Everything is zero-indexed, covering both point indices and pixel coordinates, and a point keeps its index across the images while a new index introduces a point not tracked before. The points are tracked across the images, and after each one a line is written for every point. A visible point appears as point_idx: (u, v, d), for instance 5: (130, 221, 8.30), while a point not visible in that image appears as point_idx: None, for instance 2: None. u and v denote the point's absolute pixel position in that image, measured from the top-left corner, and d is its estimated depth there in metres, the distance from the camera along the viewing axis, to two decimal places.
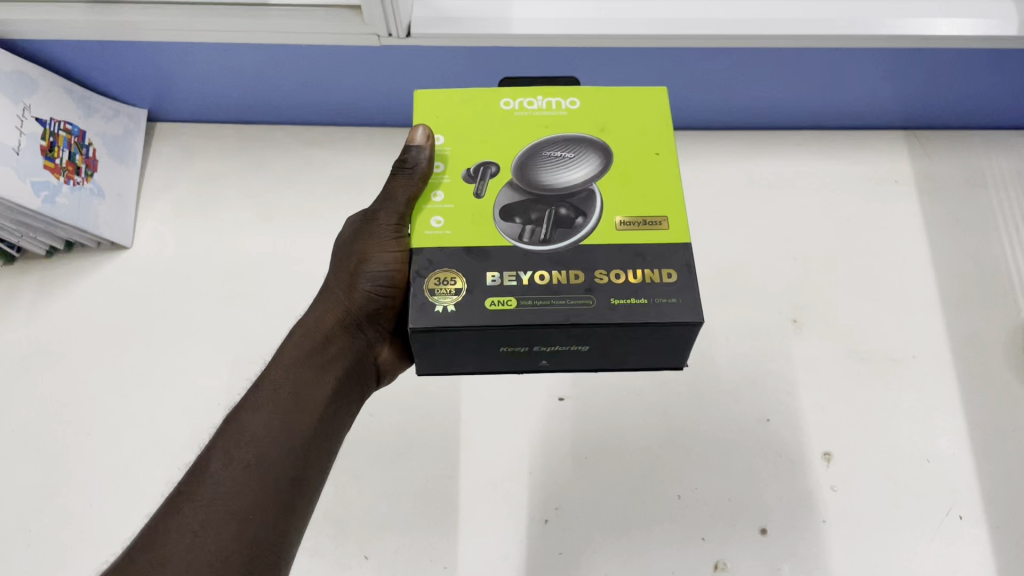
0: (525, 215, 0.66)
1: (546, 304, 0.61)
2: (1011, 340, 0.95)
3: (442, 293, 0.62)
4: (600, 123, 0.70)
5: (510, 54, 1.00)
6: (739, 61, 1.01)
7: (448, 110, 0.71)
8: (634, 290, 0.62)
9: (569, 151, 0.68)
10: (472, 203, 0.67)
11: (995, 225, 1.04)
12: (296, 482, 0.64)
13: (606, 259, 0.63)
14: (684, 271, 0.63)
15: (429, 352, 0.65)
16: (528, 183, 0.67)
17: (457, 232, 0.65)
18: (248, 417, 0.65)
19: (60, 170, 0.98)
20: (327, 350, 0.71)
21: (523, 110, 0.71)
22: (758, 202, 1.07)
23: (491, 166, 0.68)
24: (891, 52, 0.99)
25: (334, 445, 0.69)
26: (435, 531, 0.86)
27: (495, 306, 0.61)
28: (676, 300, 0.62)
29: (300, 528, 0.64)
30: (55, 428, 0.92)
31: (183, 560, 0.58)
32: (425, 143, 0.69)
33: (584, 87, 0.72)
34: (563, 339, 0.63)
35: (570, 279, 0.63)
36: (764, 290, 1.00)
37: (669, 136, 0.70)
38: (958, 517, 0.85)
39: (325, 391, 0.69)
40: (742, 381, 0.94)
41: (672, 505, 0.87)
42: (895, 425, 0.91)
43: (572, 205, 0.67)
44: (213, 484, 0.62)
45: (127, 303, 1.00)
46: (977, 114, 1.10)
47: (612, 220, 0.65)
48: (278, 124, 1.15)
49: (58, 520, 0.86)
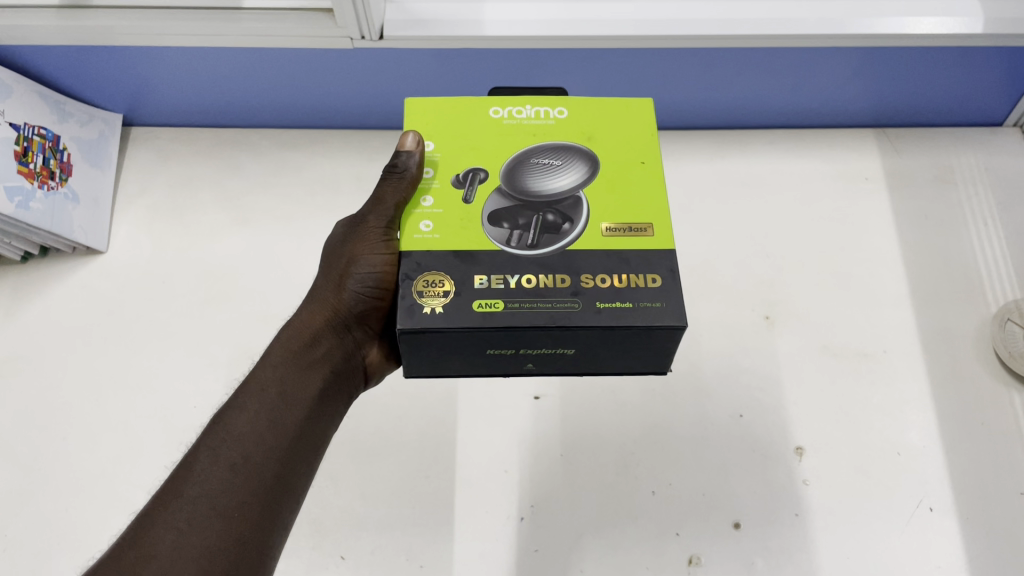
0: (513, 220, 0.66)
1: (533, 307, 0.62)
2: (979, 334, 0.96)
3: (430, 295, 0.62)
4: (587, 132, 0.71)
5: (482, 56, 1.00)
6: (711, 61, 1.01)
7: (437, 116, 0.72)
8: (620, 294, 0.63)
9: (557, 158, 0.69)
10: (460, 207, 0.67)
11: (964, 220, 1.05)
12: (282, 480, 0.64)
13: (592, 265, 0.64)
14: (668, 276, 0.64)
15: (419, 354, 0.65)
16: (517, 189, 0.67)
17: (444, 236, 0.65)
18: (235, 417, 0.65)
19: (34, 175, 0.98)
20: (314, 350, 0.71)
21: (512, 118, 0.72)
22: (731, 201, 1.07)
23: (480, 172, 0.68)
24: (860, 52, 1.00)
25: (321, 444, 0.69)
26: (412, 529, 0.86)
27: (483, 309, 0.62)
28: (661, 304, 0.62)
29: (286, 525, 0.65)
30: (30, 434, 0.92)
31: (169, 556, 0.58)
32: (415, 148, 0.69)
33: (572, 96, 0.73)
34: (549, 342, 0.63)
35: (556, 283, 0.63)
36: (736, 288, 1.01)
37: (656, 146, 0.70)
38: (928, 509, 0.86)
39: (312, 391, 0.69)
40: (716, 378, 0.95)
41: (647, 501, 0.87)
42: (867, 420, 0.91)
43: (559, 211, 0.67)
44: (199, 482, 0.62)
45: (102, 307, 1.00)
46: (945, 113, 1.11)
47: (598, 226, 0.66)
48: (253, 127, 1.15)
49: (34, 526, 0.87)
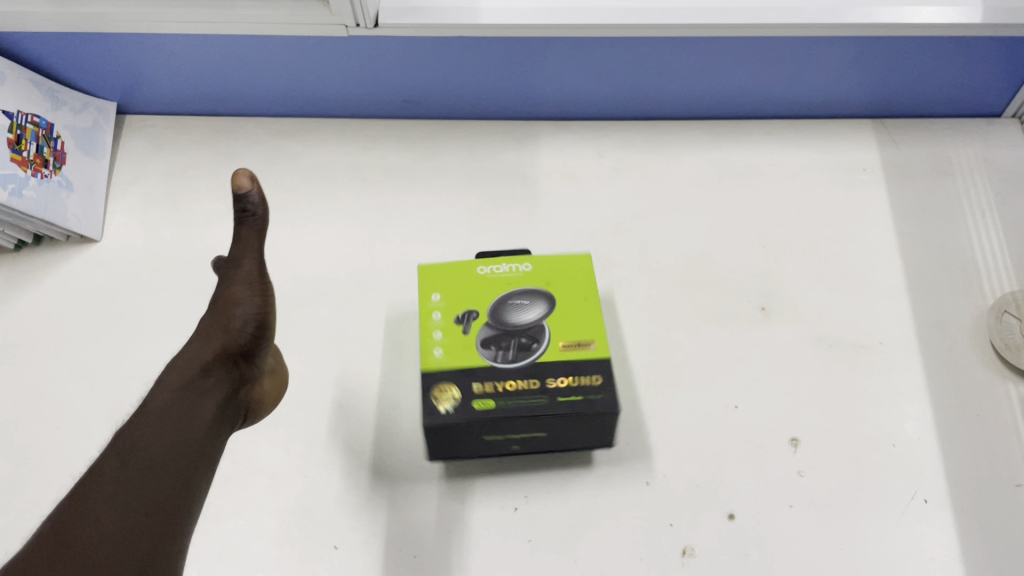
0: (497, 343, 0.84)
1: (515, 404, 0.81)
2: (975, 326, 0.96)
3: (444, 399, 0.81)
4: (547, 278, 0.89)
5: (478, 45, 1.00)
6: (707, 52, 1.01)
7: (439, 267, 0.91)
8: (574, 392, 0.82)
9: (524, 299, 0.87)
10: (462, 336, 0.85)
11: (961, 211, 1.05)
12: (187, 485, 0.65)
13: (554, 372, 0.83)
14: (608, 378, 0.83)
15: (434, 443, 0.83)
16: (497, 323, 0.85)
17: (452, 356, 0.83)
18: (140, 428, 0.66)
19: (26, 163, 0.97)
20: (206, 379, 0.72)
21: (493, 273, 0.90)
22: (727, 192, 1.07)
23: (473, 312, 0.86)
24: (856, 42, 1.00)
25: (215, 463, 0.69)
26: (405, 519, 0.86)
27: (480, 407, 0.80)
28: (602, 395, 0.82)
29: (188, 532, 0.64)
30: (21, 422, 0.91)
31: (84, 548, 0.58)
32: (252, 185, 0.75)
33: (535, 255, 0.91)
34: (525, 429, 0.82)
35: (530, 386, 0.82)
36: (731, 278, 1.01)
37: (596, 289, 0.89)
38: (923, 501, 0.86)
39: (209, 414, 0.70)
40: (711, 369, 0.94)
41: (641, 492, 0.87)
42: (861, 411, 0.91)
43: (529, 335, 0.85)
44: (106, 484, 0.62)
45: (96, 296, 1.00)
46: (943, 105, 1.11)
47: (558, 342, 0.85)
48: (248, 116, 1.14)
49: (24, 514, 0.86)
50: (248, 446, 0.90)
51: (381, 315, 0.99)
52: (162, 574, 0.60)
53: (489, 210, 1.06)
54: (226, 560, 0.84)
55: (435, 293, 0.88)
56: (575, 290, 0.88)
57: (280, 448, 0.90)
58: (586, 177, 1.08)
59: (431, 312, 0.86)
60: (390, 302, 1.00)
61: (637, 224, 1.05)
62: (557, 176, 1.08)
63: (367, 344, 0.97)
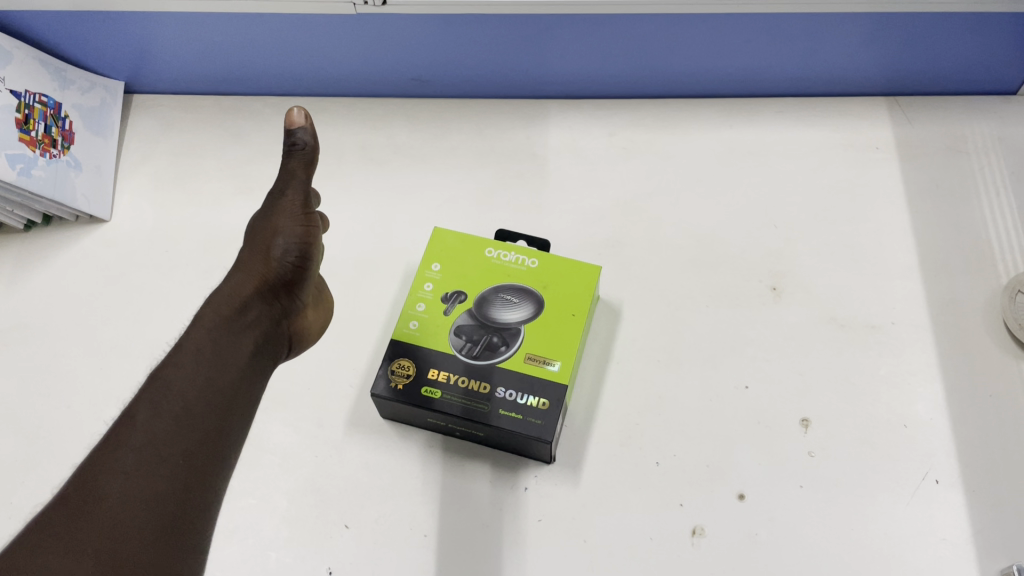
0: (469, 334, 0.87)
1: (460, 400, 0.83)
2: (988, 307, 0.95)
3: (399, 375, 0.85)
4: (543, 282, 0.90)
5: (486, 22, 0.99)
6: (718, 28, 1.00)
7: (450, 239, 0.93)
8: (515, 407, 0.83)
9: (515, 297, 0.89)
10: (441, 317, 0.88)
11: (975, 190, 1.03)
12: (222, 432, 0.65)
13: (507, 382, 0.84)
14: (556, 404, 0.83)
15: (383, 409, 0.88)
16: (481, 314, 0.88)
17: (424, 333, 0.87)
18: (176, 371, 0.65)
19: (35, 143, 0.97)
20: (247, 315, 0.71)
21: (497, 260, 0.92)
22: (738, 172, 1.06)
23: (460, 295, 0.89)
24: (869, 19, 0.99)
25: (253, 404, 0.69)
26: (416, 497, 0.86)
27: (425, 393, 0.84)
28: (538, 421, 0.82)
29: (225, 478, 0.65)
30: (34, 401, 0.92)
31: (119, 496, 0.58)
32: (306, 124, 0.76)
33: (545, 252, 0.92)
34: (466, 425, 0.85)
35: (480, 387, 0.84)
36: (741, 258, 1.00)
37: (588, 306, 0.88)
38: (934, 481, 0.85)
39: (246, 353, 0.70)
40: (721, 349, 0.94)
41: (651, 472, 0.87)
42: (872, 391, 0.91)
43: (503, 336, 0.87)
44: (143, 431, 0.61)
45: (106, 276, 1.00)
46: (960, 83, 1.09)
47: (525, 353, 0.86)
48: (255, 96, 1.14)
49: (39, 492, 0.87)
50: (259, 426, 0.91)
51: (391, 296, 0.99)
52: (195, 520, 0.61)
53: (499, 189, 1.05)
54: (238, 539, 0.85)
55: (437, 264, 0.91)
56: (571, 302, 0.88)
57: (291, 428, 0.91)
58: (596, 156, 1.07)
59: (425, 283, 0.90)
60: (400, 283, 1.00)
61: (647, 204, 1.04)
62: (566, 156, 1.08)
63: (376, 325, 0.97)
